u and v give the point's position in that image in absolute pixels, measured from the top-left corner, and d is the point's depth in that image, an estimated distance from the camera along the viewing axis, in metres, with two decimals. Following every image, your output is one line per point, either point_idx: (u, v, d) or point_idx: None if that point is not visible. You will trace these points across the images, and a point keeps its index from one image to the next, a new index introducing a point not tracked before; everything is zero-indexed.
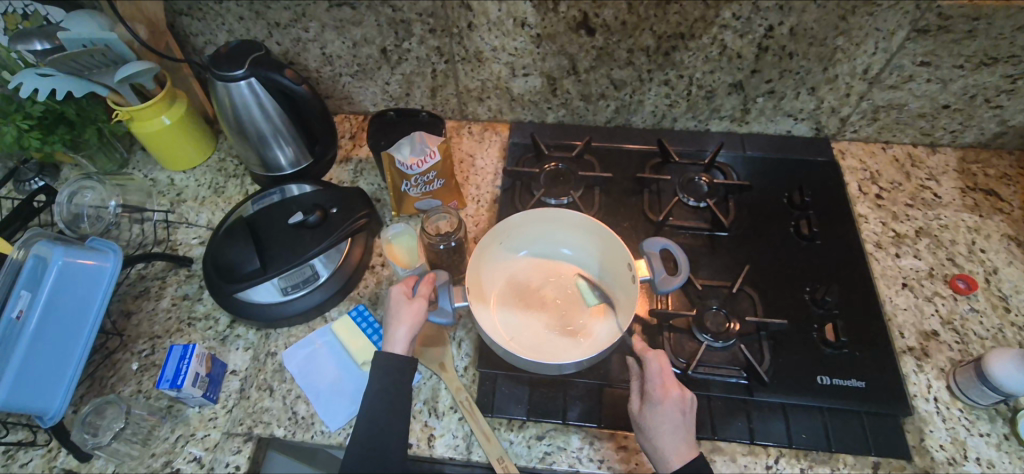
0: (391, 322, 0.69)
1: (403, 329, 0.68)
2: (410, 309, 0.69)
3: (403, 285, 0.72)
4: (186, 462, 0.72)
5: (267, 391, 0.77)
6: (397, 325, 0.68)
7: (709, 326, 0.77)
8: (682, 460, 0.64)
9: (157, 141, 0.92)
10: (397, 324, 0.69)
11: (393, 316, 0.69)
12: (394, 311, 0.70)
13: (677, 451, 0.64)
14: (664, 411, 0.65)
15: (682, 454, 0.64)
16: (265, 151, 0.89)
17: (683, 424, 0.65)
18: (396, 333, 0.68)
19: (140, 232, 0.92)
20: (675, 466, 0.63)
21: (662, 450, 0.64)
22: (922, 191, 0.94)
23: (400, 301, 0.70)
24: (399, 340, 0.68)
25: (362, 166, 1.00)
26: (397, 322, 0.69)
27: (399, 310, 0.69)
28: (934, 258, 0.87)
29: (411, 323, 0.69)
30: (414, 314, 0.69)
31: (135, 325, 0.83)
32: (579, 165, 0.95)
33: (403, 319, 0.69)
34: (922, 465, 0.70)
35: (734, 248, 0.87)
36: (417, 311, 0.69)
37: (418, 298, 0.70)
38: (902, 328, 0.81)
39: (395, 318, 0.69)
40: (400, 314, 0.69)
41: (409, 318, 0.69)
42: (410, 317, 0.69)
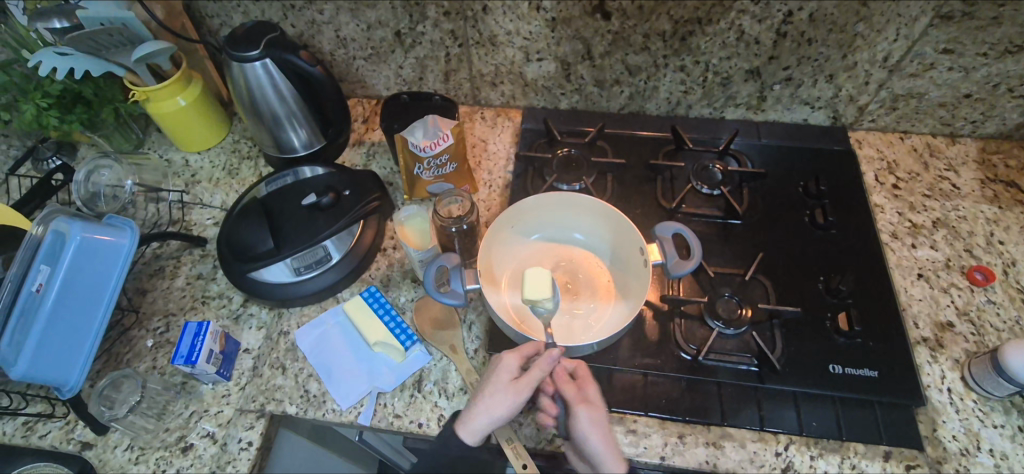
0: (485, 406, 0.67)
1: (484, 416, 0.66)
2: (516, 390, 0.66)
3: (513, 360, 0.69)
4: (200, 438, 0.73)
5: (280, 369, 0.78)
6: (480, 410, 0.66)
7: (721, 312, 0.77)
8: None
9: (173, 122, 0.93)
10: (484, 410, 0.66)
11: (494, 398, 0.67)
12: (495, 397, 0.67)
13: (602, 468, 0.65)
14: (596, 415, 0.65)
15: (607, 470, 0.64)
16: (278, 132, 0.89)
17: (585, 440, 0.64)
18: (477, 421, 0.66)
19: (155, 212, 0.93)
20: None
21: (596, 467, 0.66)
22: (941, 182, 0.93)
23: (505, 383, 0.67)
24: (477, 430, 0.66)
25: (375, 149, 1.00)
26: (484, 410, 0.66)
27: (495, 394, 0.67)
28: (951, 249, 0.86)
29: (507, 407, 0.66)
30: (505, 399, 0.67)
31: (150, 302, 0.85)
32: (592, 151, 0.95)
33: (509, 401, 0.66)
34: (934, 455, 0.70)
35: (747, 236, 0.86)
36: (519, 397, 0.66)
37: (528, 382, 0.67)
38: (917, 319, 0.80)
39: (490, 403, 0.67)
40: (492, 400, 0.67)
41: (503, 407, 0.66)
42: (512, 399, 0.66)
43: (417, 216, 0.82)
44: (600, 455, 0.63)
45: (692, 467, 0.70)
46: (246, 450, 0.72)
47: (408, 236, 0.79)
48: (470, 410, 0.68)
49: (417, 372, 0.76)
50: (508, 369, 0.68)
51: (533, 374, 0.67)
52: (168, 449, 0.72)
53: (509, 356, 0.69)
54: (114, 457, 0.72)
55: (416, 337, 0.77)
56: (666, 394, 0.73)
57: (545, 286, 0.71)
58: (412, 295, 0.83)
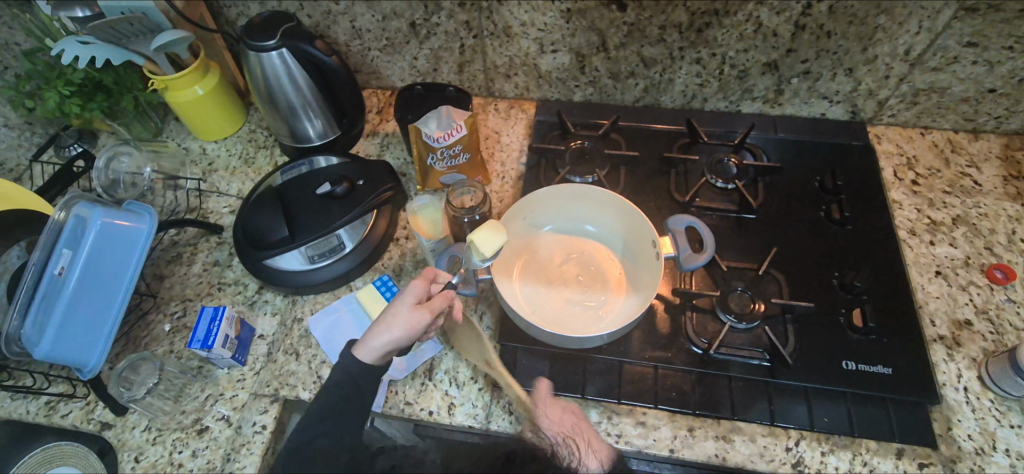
0: (384, 326, 0.65)
1: (385, 335, 0.64)
2: (411, 316, 0.65)
3: (418, 286, 0.67)
4: (215, 420, 0.75)
5: (294, 355, 0.79)
6: (381, 329, 0.65)
7: (733, 306, 0.77)
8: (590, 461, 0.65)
9: (192, 111, 0.94)
10: (384, 328, 0.65)
11: (394, 320, 0.65)
12: (393, 317, 0.65)
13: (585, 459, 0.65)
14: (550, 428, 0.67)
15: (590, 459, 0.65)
16: (294, 122, 0.90)
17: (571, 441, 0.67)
18: (376, 338, 0.65)
19: (173, 200, 0.94)
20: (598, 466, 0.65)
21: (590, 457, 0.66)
22: (962, 179, 0.91)
23: (406, 305, 0.66)
24: (376, 347, 0.65)
25: (388, 140, 1.01)
26: (384, 330, 0.65)
27: (397, 317, 0.65)
28: (970, 246, 0.85)
29: (400, 330, 0.64)
30: (401, 321, 0.65)
31: (168, 287, 0.86)
32: (605, 144, 0.95)
33: (400, 323, 0.64)
34: (948, 454, 0.69)
35: (762, 231, 0.86)
36: (418, 321, 0.65)
37: (427, 309, 0.65)
38: (934, 317, 0.79)
39: (391, 324, 0.65)
40: (392, 320, 0.65)
41: (400, 327, 0.64)
42: (405, 323, 0.64)
43: (431, 205, 0.81)
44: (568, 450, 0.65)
45: (701, 460, 0.70)
46: (260, 434, 0.73)
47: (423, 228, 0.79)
48: (369, 330, 0.66)
49: (427, 361, 0.77)
50: (412, 296, 0.66)
51: (432, 303, 0.66)
52: (184, 431, 0.74)
53: (417, 281, 0.67)
54: (132, 438, 0.74)
55: None
56: (676, 387, 0.73)
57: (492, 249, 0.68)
58: None
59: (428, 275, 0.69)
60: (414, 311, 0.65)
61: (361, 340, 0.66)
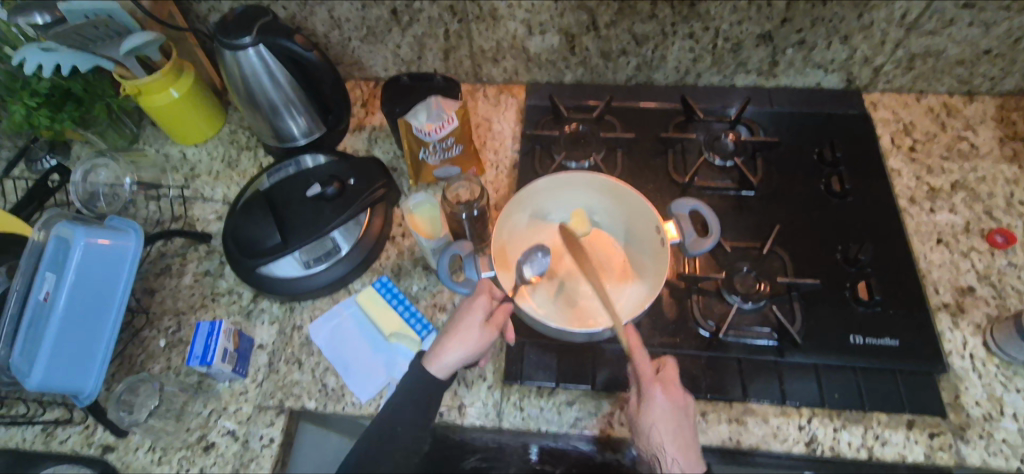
0: (455, 344, 0.65)
1: (458, 352, 0.65)
2: (481, 335, 0.65)
3: (486, 301, 0.66)
4: (221, 435, 0.73)
5: (296, 364, 0.77)
6: (454, 345, 0.65)
7: (739, 287, 0.76)
8: (663, 422, 0.63)
9: (169, 115, 0.90)
10: (455, 347, 0.65)
11: (466, 335, 0.65)
12: (467, 335, 0.65)
13: (663, 418, 0.63)
14: (673, 401, 0.64)
15: (665, 416, 0.63)
16: (276, 120, 0.87)
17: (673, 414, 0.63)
18: (447, 356, 0.65)
19: (157, 210, 0.91)
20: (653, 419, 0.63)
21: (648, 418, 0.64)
22: (959, 142, 0.90)
23: (476, 323, 0.65)
24: (447, 365, 0.65)
25: (376, 133, 0.97)
26: (457, 346, 0.65)
27: (469, 333, 0.65)
28: (970, 212, 0.84)
29: (471, 350, 0.65)
30: (477, 340, 0.65)
31: (160, 301, 0.83)
32: (600, 126, 0.92)
33: (469, 343, 0.65)
34: (957, 422, 0.70)
35: (762, 208, 0.84)
36: (487, 340, 0.65)
37: (495, 324, 0.66)
38: (937, 285, 0.79)
39: (462, 340, 0.65)
40: (463, 335, 0.65)
41: (472, 346, 0.65)
42: (474, 343, 0.65)
43: (426, 202, 0.78)
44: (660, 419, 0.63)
45: (716, 443, 0.70)
46: (269, 447, 0.72)
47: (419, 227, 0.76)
48: (439, 345, 0.66)
49: None
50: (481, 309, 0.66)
51: (496, 318, 0.66)
52: (190, 448, 0.73)
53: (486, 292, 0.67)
54: (136, 459, 0.72)
55: (431, 326, 0.77)
56: (687, 372, 0.73)
57: None
58: (425, 284, 0.82)
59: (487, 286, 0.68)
60: (482, 325, 0.66)
61: (430, 356, 0.66)
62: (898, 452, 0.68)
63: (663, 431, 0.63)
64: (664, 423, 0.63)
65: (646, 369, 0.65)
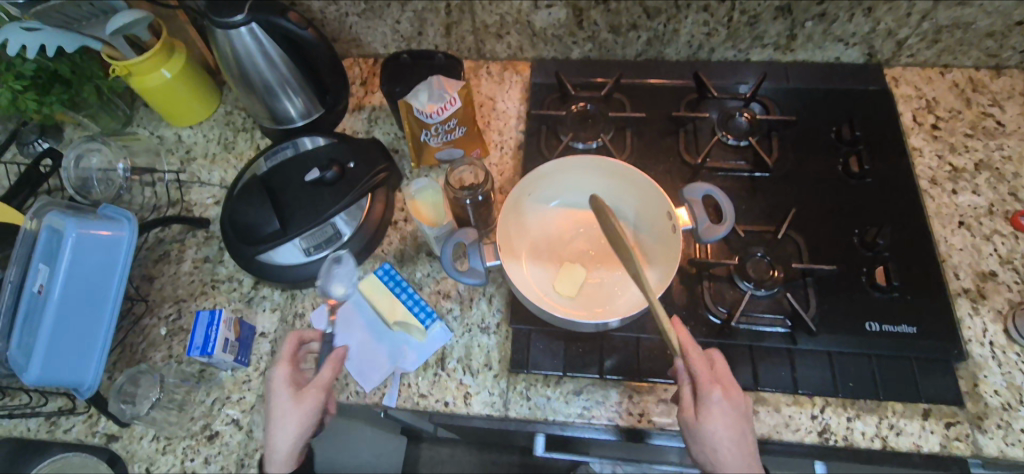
0: (277, 429, 0.64)
1: (296, 427, 0.64)
2: (285, 408, 0.64)
3: (285, 368, 0.67)
4: (225, 424, 0.73)
5: (299, 352, 0.76)
6: (284, 422, 0.63)
7: (752, 273, 0.74)
8: (725, 428, 0.60)
9: (160, 96, 0.87)
10: (275, 431, 0.64)
11: (284, 414, 0.64)
12: (279, 414, 0.64)
13: (725, 425, 0.60)
14: (733, 405, 0.61)
15: (727, 422, 0.60)
16: (272, 102, 0.83)
17: (733, 418, 0.61)
18: (277, 445, 0.64)
19: (153, 195, 0.89)
20: (714, 427, 0.60)
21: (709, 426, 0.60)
22: (984, 119, 0.86)
23: (282, 400, 0.65)
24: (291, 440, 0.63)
25: (376, 113, 0.94)
26: (276, 432, 0.64)
27: (278, 415, 0.64)
28: (994, 193, 0.81)
29: (295, 426, 0.64)
30: (280, 417, 0.64)
31: (159, 289, 0.82)
32: (608, 105, 0.89)
33: (279, 422, 0.64)
34: (974, 411, 0.68)
35: (777, 189, 0.81)
36: (296, 412, 0.64)
37: (302, 393, 0.65)
38: (957, 269, 0.76)
39: (279, 421, 0.64)
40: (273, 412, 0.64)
41: (287, 423, 0.64)
42: (290, 419, 0.64)
43: (430, 189, 0.76)
44: (720, 427, 0.60)
45: None
46: None
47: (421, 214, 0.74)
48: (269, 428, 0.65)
49: (438, 350, 0.74)
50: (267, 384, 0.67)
51: (317, 379, 0.66)
52: (195, 438, 0.72)
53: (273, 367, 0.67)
54: (141, 448, 0.72)
55: (435, 314, 0.75)
56: None
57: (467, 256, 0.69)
58: (429, 270, 0.80)
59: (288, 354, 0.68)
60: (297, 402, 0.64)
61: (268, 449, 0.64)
62: (913, 442, 0.67)
63: (722, 438, 0.60)
64: (726, 428, 0.60)
65: (704, 370, 0.62)
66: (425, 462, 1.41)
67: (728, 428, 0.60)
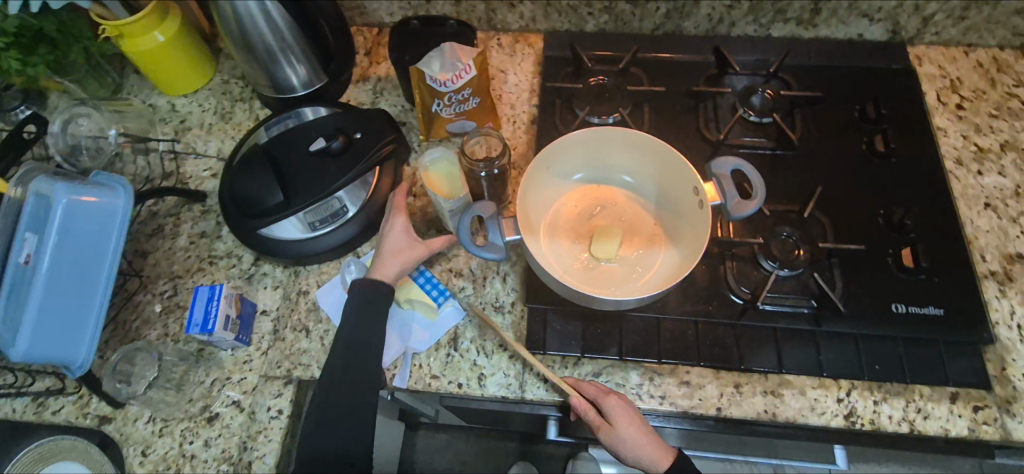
0: (387, 259, 0.69)
1: (392, 268, 0.69)
2: (406, 250, 0.70)
3: (403, 218, 0.71)
4: (225, 406, 0.69)
5: (303, 332, 0.72)
6: (387, 258, 0.69)
7: (777, 253, 0.71)
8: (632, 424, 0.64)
9: (154, 62, 0.82)
10: (384, 263, 0.69)
11: (387, 252, 0.69)
12: (391, 254, 0.69)
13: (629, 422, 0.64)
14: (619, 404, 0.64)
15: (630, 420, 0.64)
16: (274, 68, 0.79)
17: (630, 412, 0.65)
18: (383, 272, 0.69)
19: (146, 166, 0.84)
20: (628, 428, 0.63)
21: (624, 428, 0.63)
22: (1009, 100, 0.84)
23: (397, 243, 0.70)
24: (393, 276, 0.69)
25: (382, 85, 0.89)
26: (388, 257, 0.69)
27: (394, 247, 0.69)
28: (1020, 175, 0.79)
29: (404, 261, 0.69)
30: (396, 261, 0.69)
31: (153, 264, 0.78)
32: (626, 79, 0.85)
33: (396, 255, 0.69)
34: (1003, 395, 0.66)
35: (800, 168, 0.79)
36: (416, 255, 0.70)
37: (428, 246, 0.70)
38: (984, 251, 0.74)
39: (383, 254, 0.69)
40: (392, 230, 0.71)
41: (402, 261, 0.69)
42: (404, 256, 0.69)
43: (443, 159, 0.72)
44: (631, 427, 0.64)
45: (750, 416, 0.66)
46: (277, 419, 0.68)
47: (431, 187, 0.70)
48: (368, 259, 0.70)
49: (451, 330, 0.71)
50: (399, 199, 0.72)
51: (434, 243, 0.71)
52: (193, 420, 0.68)
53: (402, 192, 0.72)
54: (136, 431, 0.68)
55: (448, 292, 0.72)
56: (720, 342, 0.69)
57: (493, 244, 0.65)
58: (439, 248, 0.76)
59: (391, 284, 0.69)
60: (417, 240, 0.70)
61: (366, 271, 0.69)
62: (941, 426, 0.65)
63: (628, 444, 0.64)
64: (630, 420, 0.64)
65: (593, 388, 0.65)
66: (422, 449, 1.38)
67: (631, 419, 0.64)
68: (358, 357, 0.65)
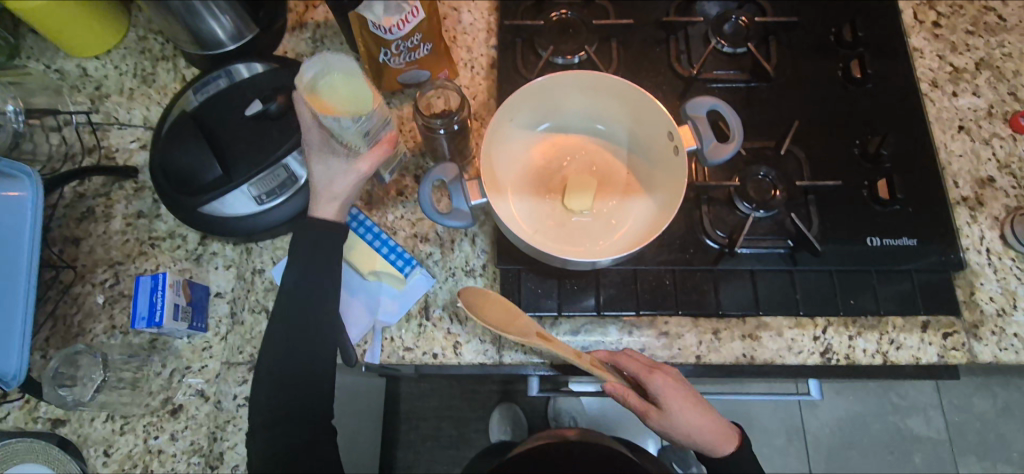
0: (326, 184, 0.60)
1: (340, 193, 0.61)
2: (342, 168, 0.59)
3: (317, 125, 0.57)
4: (188, 396, 0.66)
5: (263, 313, 0.68)
6: (327, 183, 0.60)
7: (753, 194, 0.69)
8: (685, 403, 0.59)
9: (48, 19, 0.71)
10: (326, 189, 0.60)
11: (324, 173, 0.60)
12: (329, 175, 0.60)
13: (682, 402, 0.59)
14: (668, 382, 0.59)
15: (682, 400, 0.59)
16: (193, 20, 0.69)
17: (681, 389, 0.59)
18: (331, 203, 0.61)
19: (62, 142, 0.74)
20: (678, 409, 0.59)
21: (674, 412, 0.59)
22: (986, 14, 0.80)
23: (331, 161, 0.59)
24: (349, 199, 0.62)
25: (322, 32, 0.80)
26: (329, 185, 0.60)
27: (328, 170, 0.60)
28: (994, 94, 0.77)
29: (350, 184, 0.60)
30: (339, 182, 0.60)
31: (88, 252, 0.71)
32: (590, 12, 0.78)
33: (337, 181, 0.60)
34: (971, 320, 0.67)
35: (775, 101, 0.75)
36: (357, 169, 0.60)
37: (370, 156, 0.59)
38: (956, 177, 0.73)
39: (323, 179, 0.60)
40: (316, 153, 0.59)
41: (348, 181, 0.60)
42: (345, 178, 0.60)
43: (336, 72, 0.54)
44: (682, 408, 0.59)
45: (729, 361, 0.67)
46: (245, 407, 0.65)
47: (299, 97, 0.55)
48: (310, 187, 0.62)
49: (421, 299, 0.68)
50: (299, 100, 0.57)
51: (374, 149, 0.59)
52: (156, 414, 0.65)
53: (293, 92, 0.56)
54: (94, 431, 0.65)
55: (414, 260, 0.68)
56: (698, 288, 0.68)
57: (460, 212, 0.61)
58: (401, 212, 0.71)
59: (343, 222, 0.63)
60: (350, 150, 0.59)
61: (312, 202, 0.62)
62: (912, 355, 0.67)
63: (680, 426, 0.60)
64: (678, 398, 0.59)
65: (635, 363, 0.60)
66: (406, 400, 1.39)
67: (680, 396, 0.59)
68: (313, 325, 0.62)
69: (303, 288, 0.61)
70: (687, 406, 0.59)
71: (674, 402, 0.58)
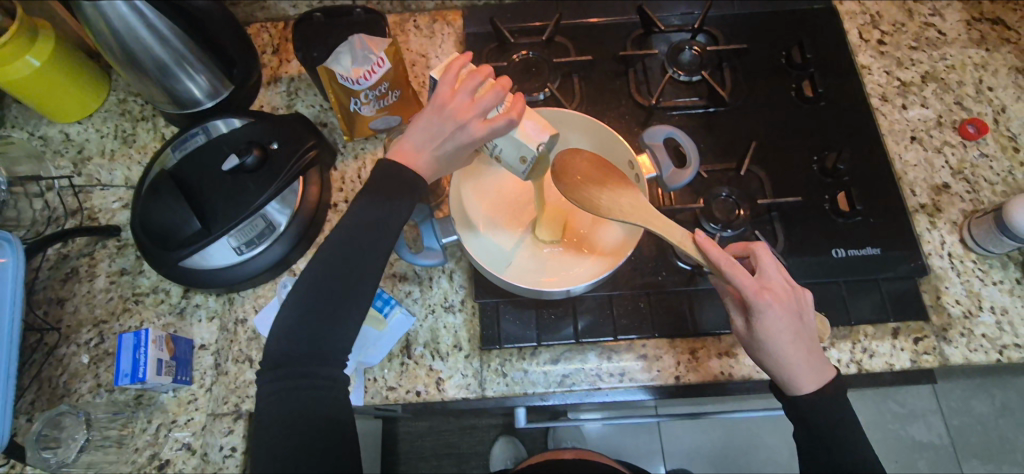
0: (432, 140, 0.55)
1: (439, 154, 0.56)
2: (458, 132, 0.54)
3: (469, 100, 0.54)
4: (174, 450, 0.66)
5: (247, 362, 0.69)
6: (433, 142, 0.55)
7: (718, 214, 0.72)
8: (782, 331, 0.55)
9: (31, 90, 0.73)
10: (429, 143, 0.55)
11: (435, 135, 0.55)
12: (443, 131, 0.55)
13: (777, 330, 0.55)
14: (776, 303, 0.55)
15: (775, 328, 0.55)
16: (171, 82, 0.72)
17: (792, 320, 0.55)
18: (424, 158, 0.56)
19: (45, 206, 0.76)
20: (768, 336, 0.55)
21: (765, 337, 0.55)
22: (927, 30, 0.85)
23: (448, 121, 0.54)
24: (437, 165, 0.57)
25: (296, 84, 0.83)
26: (433, 144, 0.55)
27: (442, 133, 0.55)
28: (942, 104, 0.80)
29: (451, 146, 0.55)
30: (446, 145, 0.55)
31: (73, 312, 0.72)
32: (551, 51, 0.82)
33: (441, 138, 0.55)
34: (939, 324, 0.69)
35: (733, 124, 0.79)
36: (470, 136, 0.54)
37: (490, 130, 0.53)
38: (913, 186, 0.76)
39: (432, 138, 0.55)
40: (440, 111, 0.55)
41: (454, 146, 0.55)
42: (453, 138, 0.55)
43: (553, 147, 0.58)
44: (774, 337, 0.55)
45: (707, 380, 0.68)
46: (231, 457, 0.66)
47: (529, 125, 0.55)
48: (414, 135, 0.56)
49: (402, 338, 0.69)
50: (471, 84, 0.54)
51: (496, 127, 0.53)
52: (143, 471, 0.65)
53: (505, 120, 0.53)
54: None
55: (393, 299, 0.69)
56: (672, 309, 0.69)
57: (432, 251, 0.67)
58: None
59: (402, 224, 0.57)
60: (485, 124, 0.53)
61: (405, 148, 0.56)
62: (886, 362, 0.68)
63: (772, 351, 0.56)
64: (772, 326, 0.55)
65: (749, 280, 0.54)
66: (404, 440, 1.37)
67: (777, 328, 0.55)
68: (304, 367, 0.54)
69: (297, 325, 0.54)
70: (777, 339, 0.55)
71: (766, 323, 0.55)
